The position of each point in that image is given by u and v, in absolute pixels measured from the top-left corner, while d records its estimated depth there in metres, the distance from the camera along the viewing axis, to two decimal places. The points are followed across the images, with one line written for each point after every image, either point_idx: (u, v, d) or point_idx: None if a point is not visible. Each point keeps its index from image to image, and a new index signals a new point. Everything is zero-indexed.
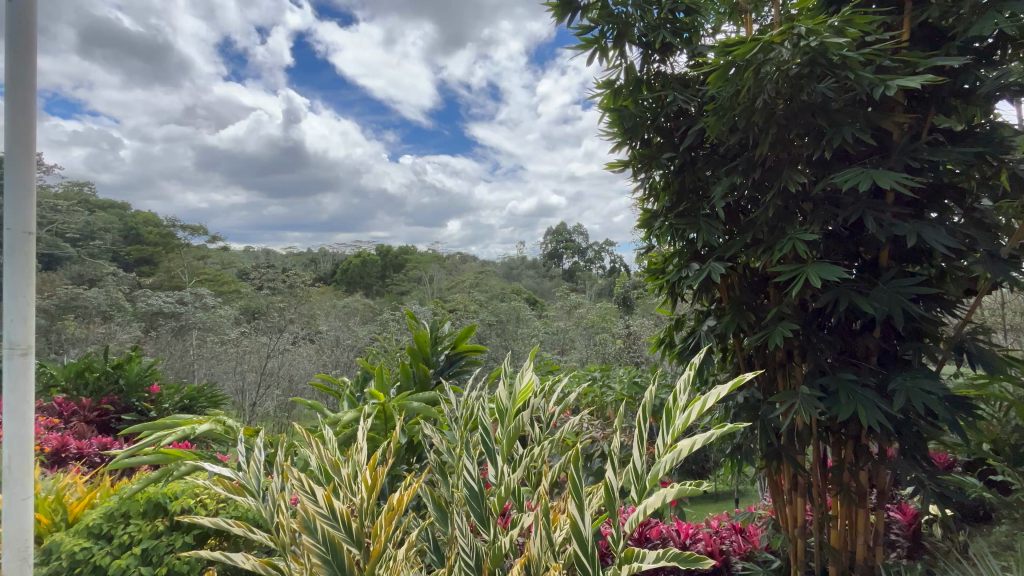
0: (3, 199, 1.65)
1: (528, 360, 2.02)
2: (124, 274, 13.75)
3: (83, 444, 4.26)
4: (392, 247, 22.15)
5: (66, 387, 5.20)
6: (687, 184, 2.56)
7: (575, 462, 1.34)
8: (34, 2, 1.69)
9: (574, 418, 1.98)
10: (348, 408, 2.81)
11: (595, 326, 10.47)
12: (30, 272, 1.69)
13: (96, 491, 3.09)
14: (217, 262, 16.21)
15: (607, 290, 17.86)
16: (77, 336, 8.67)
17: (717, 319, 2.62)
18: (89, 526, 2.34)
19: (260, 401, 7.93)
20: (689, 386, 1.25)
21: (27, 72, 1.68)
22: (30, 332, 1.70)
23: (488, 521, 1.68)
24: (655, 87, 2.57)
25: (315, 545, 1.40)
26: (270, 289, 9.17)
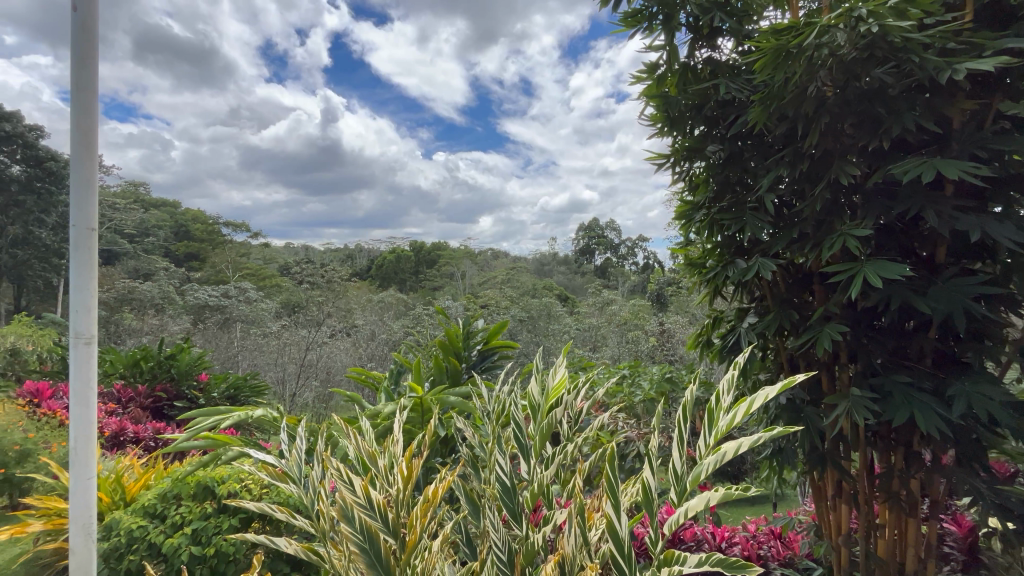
0: (70, 198, 1.77)
1: (560, 356, 2.00)
2: (176, 269, 14.65)
3: (139, 429, 4.52)
4: (425, 243, 22.58)
5: (123, 375, 5.53)
6: (732, 176, 2.48)
7: (611, 462, 1.31)
8: (94, 10, 1.79)
9: (606, 414, 1.96)
10: (385, 402, 2.87)
11: (628, 323, 10.32)
12: (93, 267, 1.80)
13: (151, 473, 3.29)
14: (260, 259, 17.32)
15: (640, 286, 17.59)
16: (133, 327, 9.63)
17: (758, 317, 2.54)
18: (145, 506, 2.52)
19: (299, 392, 8.08)
20: (731, 387, 1.20)
21: (88, 76, 1.78)
22: (93, 323, 1.81)
23: (520, 516, 1.68)
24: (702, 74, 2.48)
25: (353, 534, 1.44)
26: (310, 284, 10.40)
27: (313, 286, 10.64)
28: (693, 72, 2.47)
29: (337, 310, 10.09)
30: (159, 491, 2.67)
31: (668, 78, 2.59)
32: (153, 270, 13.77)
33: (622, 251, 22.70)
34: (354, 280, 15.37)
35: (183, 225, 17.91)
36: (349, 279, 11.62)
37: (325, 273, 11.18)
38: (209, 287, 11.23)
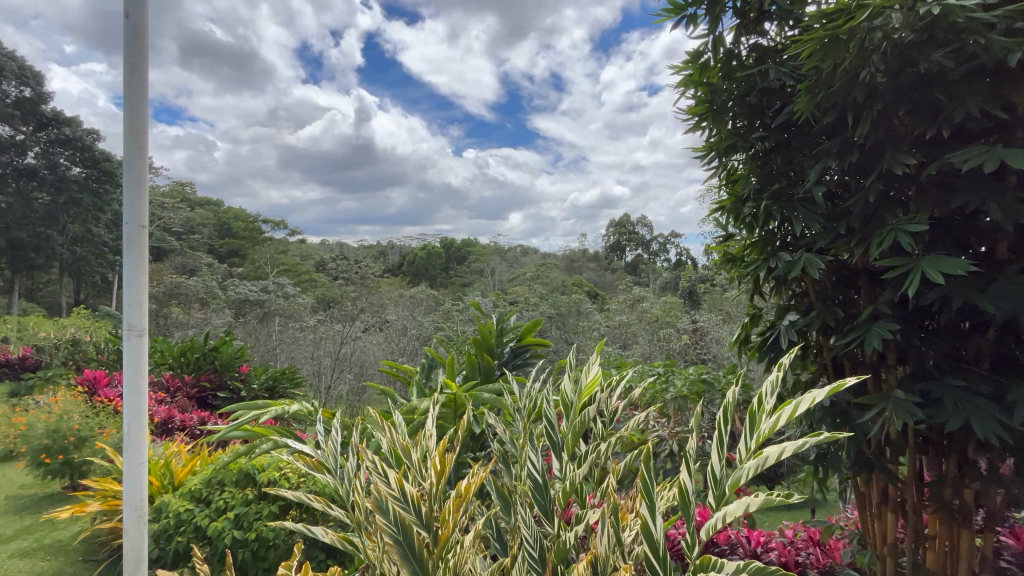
0: (124, 197, 1.86)
1: (594, 353, 1.97)
2: (219, 266, 15.31)
3: (186, 417, 4.75)
4: (456, 240, 22.85)
5: (172, 365, 5.83)
6: (776, 168, 2.39)
7: (646, 462, 1.27)
8: (145, 16, 1.86)
9: (641, 413, 1.92)
10: (418, 397, 2.91)
11: (660, 320, 10.13)
12: (144, 262, 1.89)
13: (197, 460, 3.45)
14: (298, 256, 17.91)
15: (672, 284, 17.25)
16: (180, 321, 10.14)
17: (800, 314, 2.44)
18: (192, 490, 2.67)
19: (334, 384, 8.11)
20: (774, 390, 1.15)
21: (140, 80, 1.86)
22: (144, 316, 1.90)
23: (552, 514, 1.67)
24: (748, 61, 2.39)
25: (388, 525, 1.45)
26: (345, 280, 10.85)
27: (347, 281, 10.90)
28: (738, 60, 2.38)
29: (369, 305, 10.30)
30: (204, 477, 2.81)
31: (710, 68, 2.51)
32: (198, 266, 14.44)
33: (653, 248, 22.36)
34: (387, 276, 15.69)
35: (226, 223, 18.72)
36: (382, 275, 11.84)
37: (359, 269, 11.44)
38: (250, 283, 11.69)
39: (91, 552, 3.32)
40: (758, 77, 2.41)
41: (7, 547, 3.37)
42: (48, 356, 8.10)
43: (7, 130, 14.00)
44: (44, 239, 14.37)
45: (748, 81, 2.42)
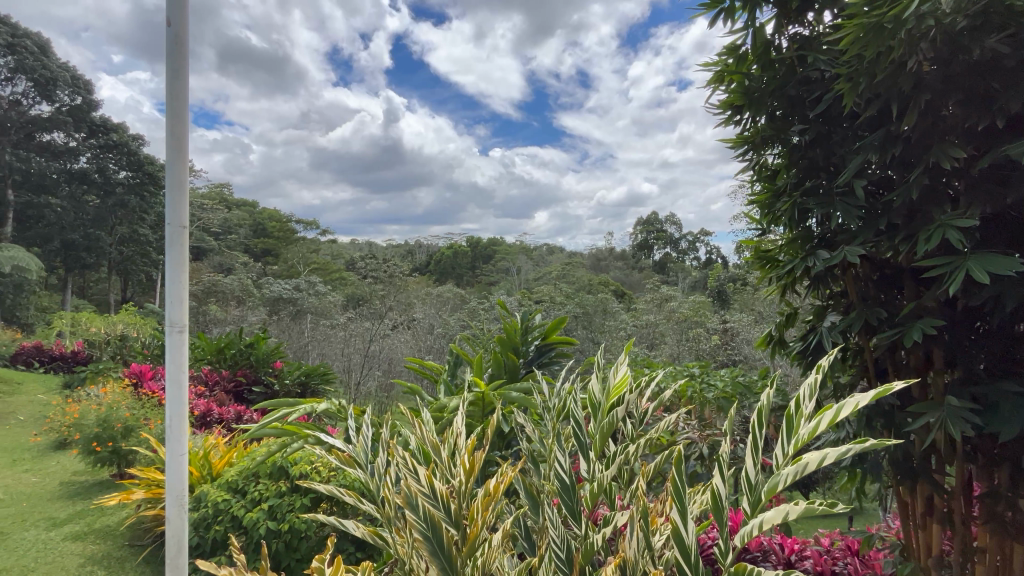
0: (165, 200, 1.94)
1: (623, 353, 1.94)
2: (253, 265, 15.81)
3: (224, 411, 4.94)
4: (482, 239, 22.95)
5: (211, 360, 6.06)
6: (816, 163, 2.30)
7: (677, 465, 1.24)
8: (185, 24, 1.93)
9: (672, 415, 1.88)
10: (446, 395, 2.94)
11: (689, 321, 9.94)
12: (184, 261, 1.96)
13: (233, 451, 3.58)
14: (328, 255, 18.34)
15: (701, 283, 16.89)
16: (219, 318, 10.53)
17: (839, 314, 2.34)
18: (229, 481, 2.78)
19: (363, 380, 8.23)
20: (813, 394, 1.10)
21: (180, 86, 1.93)
22: (185, 313, 1.98)
23: (579, 515, 1.66)
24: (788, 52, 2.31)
25: (417, 521, 1.47)
26: (374, 279, 11.05)
27: (376, 280, 11.12)
28: (777, 51, 2.31)
29: (397, 303, 10.45)
30: (241, 469, 2.92)
31: (746, 60, 2.43)
32: (235, 265, 14.99)
33: (682, 246, 21.98)
34: (414, 275, 15.90)
35: (260, 224, 19.32)
36: (410, 274, 12.01)
37: (387, 268, 11.65)
38: (283, 281, 12.05)
39: (138, 537, 3.50)
40: (798, 67, 2.32)
41: (61, 530, 3.58)
42: (98, 350, 8.56)
43: (62, 137, 14.81)
44: (94, 239, 15.18)
45: (788, 72, 2.34)
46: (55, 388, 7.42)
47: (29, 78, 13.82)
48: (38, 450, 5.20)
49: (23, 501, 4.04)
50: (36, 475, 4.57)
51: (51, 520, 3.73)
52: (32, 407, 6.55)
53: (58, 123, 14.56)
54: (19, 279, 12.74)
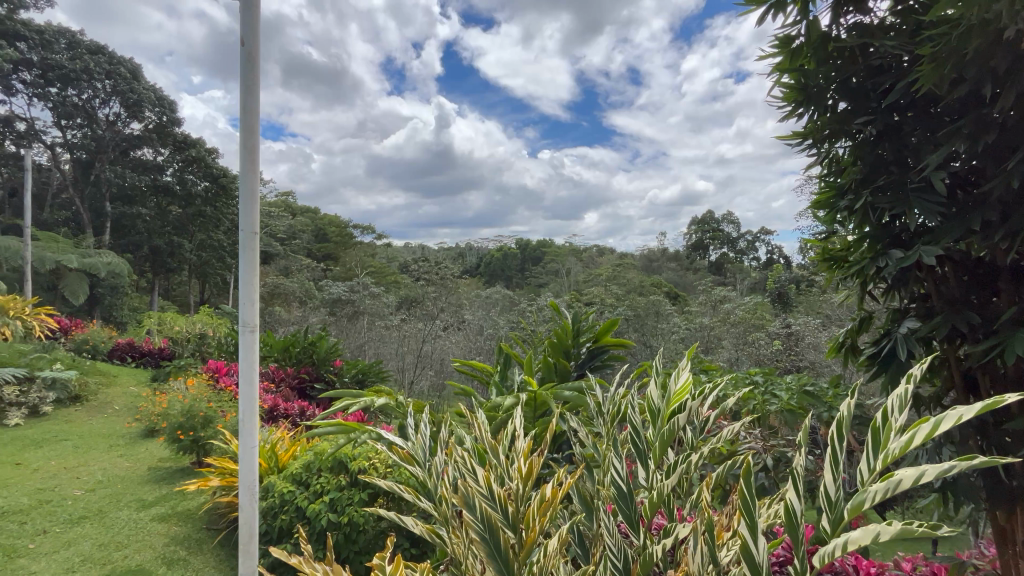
0: (239, 207, 2.07)
1: (684, 358, 1.87)
2: (315, 268, 16.71)
3: (289, 406, 5.23)
4: (531, 242, 23.00)
5: (277, 357, 6.43)
6: (887, 156, 2.12)
7: (746, 478, 1.15)
8: (257, 42, 2.05)
9: (736, 424, 1.80)
10: (497, 396, 2.96)
11: (746, 323, 9.55)
12: (255, 264, 2.08)
13: (297, 445, 3.77)
14: (383, 259, 19.04)
15: (761, 284, 16.17)
16: (284, 319, 11.18)
17: (921, 319, 2.14)
18: (294, 474, 2.95)
19: (416, 379, 8.50)
20: (904, 406, 1.00)
21: (253, 101, 2.06)
22: (255, 314, 2.10)
23: (638, 525, 1.60)
24: (851, 42, 2.15)
25: (474, 521, 1.47)
26: (426, 281, 11.37)
27: (428, 282, 11.47)
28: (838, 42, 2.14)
29: (449, 305, 10.72)
30: (305, 461, 3.08)
31: (803, 52, 2.27)
32: (299, 269, 15.98)
33: (740, 246, 21.19)
34: (464, 277, 16.21)
35: (322, 229, 20.38)
36: (460, 276, 12.31)
37: (439, 270, 11.99)
38: (342, 283, 12.67)
39: (213, 521, 3.77)
40: (861, 58, 2.16)
41: (148, 512, 3.92)
42: (180, 347, 9.41)
43: (151, 153, 16.32)
44: (175, 246, 16.61)
45: (850, 63, 2.18)
46: (144, 381, 8.17)
47: (121, 100, 15.41)
48: (130, 437, 5.73)
49: (118, 483, 4.47)
50: (129, 460, 5.04)
51: (140, 501, 4.10)
52: (125, 397, 7.24)
53: (146, 140, 16.01)
54: (114, 282, 14.18)
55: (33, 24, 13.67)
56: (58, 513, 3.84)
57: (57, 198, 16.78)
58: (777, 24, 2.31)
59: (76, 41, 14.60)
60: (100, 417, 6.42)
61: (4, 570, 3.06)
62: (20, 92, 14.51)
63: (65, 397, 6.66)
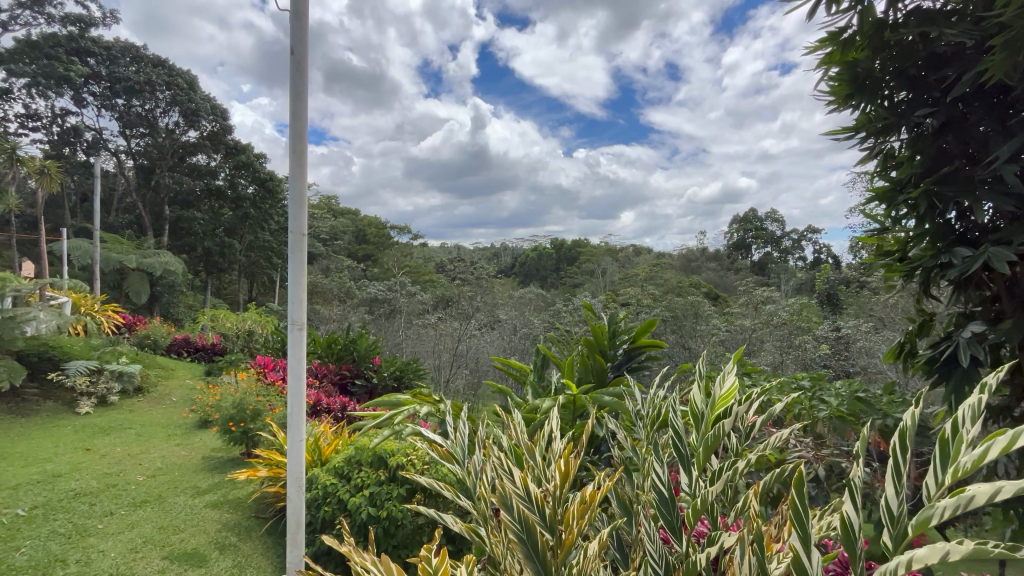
0: (288, 210, 2.15)
1: (730, 362, 1.82)
2: (356, 269, 17.23)
3: (331, 402, 5.40)
4: (566, 241, 22.84)
5: (320, 354, 6.65)
6: (951, 148, 2.01)
7: (798, 489, 1.10)
8: (305, 53, 2.13)
9: (785, 431, 1.73)
10: (534, 396, 2.96)
11: (792, 326, 9.20)
12: (302, 265, 2.16)
13: (339, 440, 3.90)
14: (420, 258, 19.44)
15: (807, 285, 15.54)
16: (326, 317, 11.60)
17: (987, 324, 2.00)
18: (336, 467, 3.06)
19: (452, 378, 8.63)
20: (977, 418, 0.93)
21: (301, 108, 2.14)
22: (303, 312, 2.18)
23: (680, 531, 1.55)
24: (909, 29, 2.03)
25: (512, 522, 1.48)
26: (462, 280, 11.48)
27: (464, 282, 11.57)
28: (895, 30, 2.01)
29: (484, 304, 10.83)
30: (347, 455, 3.20)
31: (856, 42, 2.15)
32: (341, 269, 16.54)
33: (785, 245, 20.54)
34: (499, 276, 16.32)
35: (362, 230, 21.03)
36: (496, 276, 12.42)
37: (475, 270, 12.11)
38: (381, 283, 12.99)
39: (261, 510, 3.95)
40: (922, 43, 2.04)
41: (202, 498, 4.15)
42: (232, 342, 10.10)
43: (205, 159, 17.05)
44: (226, 247, 17.50)
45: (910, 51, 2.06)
46: (198, 374, 8.66)
47: (180, 109, 16.25)
48: (186, 427, 6.07)
49: (175, 470, 4.75)
50: (185, 448, 5.35)
51: (196, 488, 4.35)
52: (181, 389, 7.70)
53: (201, 146, 16.90)
54: (171, 281, 15.07)
55: (101, 41, 14.84)
56: (122, 497, 4.12)
57: (122, 202, 18.01)
58: (826, 14, 2.20)
59: (140, 56, 15.62)
60: (160, 407, 6.84)
61: (78, 547, 3.32)
62: (90, 104, 15.65)
63: (130, 388, 7.13)
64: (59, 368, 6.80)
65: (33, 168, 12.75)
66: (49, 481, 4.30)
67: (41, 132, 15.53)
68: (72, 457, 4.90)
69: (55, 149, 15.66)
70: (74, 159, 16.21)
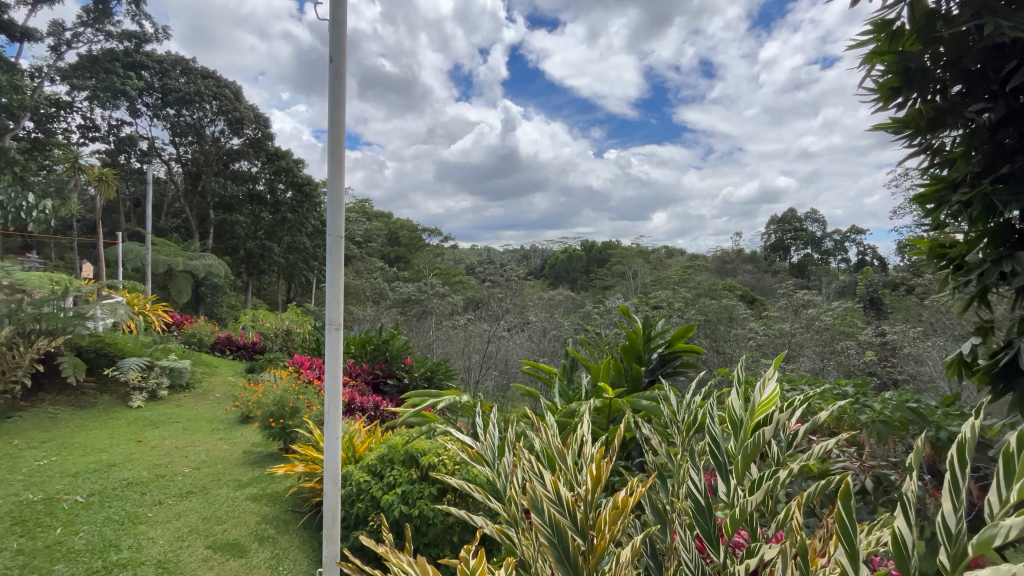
0: (326, 215, 2.22)
1: (772, 368, 1.76)
2: (389, 271, 17.58)
3: (365, 402, 5.52)
4: (597, 242, 22.65)
5: (355, 354, 6.81)
6: (1012, 143, 1.88)
7: (845, 503, 1.06)
8: (344, 61, 2.19)
9: (830, 441, 1.66)
10: (564, 400, 2.93)
11: (835, 330, 8.84)
12: (340, 268, 2.22)
13: (373, 438, 3.99)
14: (450, 261, 19.68)
15: (850, 288, 14.91)
16: (360, 317, 11.89)
17: None
18: (369, 465, 3.13)
19: (482, 379, 8.70)
20: None
21: (339, 114, 2.20)
22: (340, 312, 2.24)
23: (716, 541, 1.51)
24: (962, 19, 1.92)
25: (543, 525, 1.48)
26: (492, 282, 11.58)
27: (494, 284, 11.65)
28: (943, 22, 1.92)
29: (514, 306, 10.87)
30: (379, 454, 3.27)
31: (906, 34, 2.06)
32: (374, 271, 16.93)
33: (826, 247, 19.81)
34: (529, 279, 16.34)
35: (395, 233, 21.53)
36: (526, 278, 12.45)
37: (505, 272, 12.17)
38: (413, 284, 13.22)
39: (298, 504, 4.07)
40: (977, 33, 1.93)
41: (243, 491, 4.33)
42: (272, 341, 10.48)
43: (247, 165, 17.76)
44: (266, 249, 18.20)
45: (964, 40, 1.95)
46: (240, 371, 9.04)
47: (225, 118, 17.01)
48: (229, 422, 6.33)
49: (218, 464, 4.96)
50: (228, 443, 5.59)
51: (238, 481, 4.54)
52: (225, 386, 8.04)
53: (244, 153, 17.64)
54: (214, 282, 15.78)
55: (155, 55, 15.71)
56: (170, 487, 4.34)
57: (171, 207, 18.96)
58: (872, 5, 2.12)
59: (189, 68, 16.44)
60: (205, 402, 7.16)
61: (129, 534, 3.51)
62: (143, 114, 16.57)
63: (177, 383, 7.49)
64: (115, 363, 7.22)
65: (92, 176, 13.60)
66: (104, 470, 4.56)
67: (99, 141, 16.52)
68: (125, 447, 5.19)
69: (111, 157, 16.63)
70: (128, 167, 17.20)
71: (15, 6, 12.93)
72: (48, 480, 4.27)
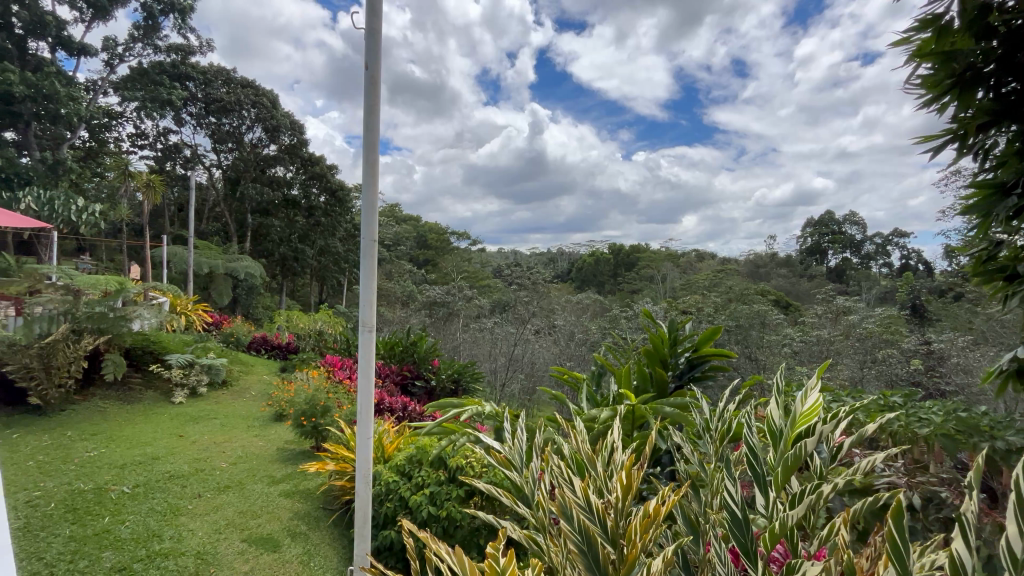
0: (360, 219, 2.27)
1: (813, 377, 1.69)
2: (417, 274, 17.81)
3: (393, 402, 5.59)
4: (625, 246, 22.39)
5: (383, 355, 6.92)
6: None
7: (896, 521, 1.01)
8: (379, 68, 2.24)
9: (877, 455, 1.59)
10: (591, 405, 2.90)
11: (876, 338, 8.49)
12: (372, 271, 2.26)
13: (400, 438, 4.05)
14: (477, 264, 19.78)
15: (893, 295, 14.27)
16: (389, 319, 12.09)
17: None
18: (398, 465, 3.18)
19: (508, 382, 8.72)
20: None
21: (373, 121, 2.24)
22: (372, 314, 2.28)
23: (753, 554, 1.46)
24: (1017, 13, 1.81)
25: (573, 532, 1.48)
26: (519, 285, 11.59)
27: (521, 287, 11.65)
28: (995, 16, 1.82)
29: (541, 309, 10.87)
30: (408, 455, 3.32)
31: (955, 30, 1.95)
32: (403, 273, 17.20)
33: (866, 251, 19.04)
34: (555, 282, 16.29)
35: (423, 236, 21.82)
36: (553, 281, 12.42)
37: (532, 275, 12.17)
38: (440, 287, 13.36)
39: (329, 502, 4.17)
40: None
41: (277, 487, 4.45)
42: (305, 342, 10.76)
43: (283, 170, 18.34)
44: (299, 252, 18.76)
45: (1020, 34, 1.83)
46: (274, 370, 9.33)
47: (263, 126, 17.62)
48: (264, 419, 6.54)
49: (254, 459, 5.13)
50: (263, 439, 5.78)
51: (271, 477, 4.68)
52: (260, 384, 8.32)
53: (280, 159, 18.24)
54: (251, 283, 16.34)
55: (199, 66, 16.42)
56: (209, 480, 4.52)
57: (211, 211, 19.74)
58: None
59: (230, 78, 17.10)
60: (241, 400, 7.42)
61: (171, 524, 3.66)
62: (187, 123, 17.33)
63: (216, 381, 7.78)
64: (159, 360, 7.56)
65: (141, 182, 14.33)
66: (147, 463, 4.77)
67: (147, 149, 17.36)
68: (167, 442, 5.42)
69: (158, 163, 17.46)
70: (173, 173, 18.02)
71: (74, 23, 13.72)
72: (98, 470, 4.51)
